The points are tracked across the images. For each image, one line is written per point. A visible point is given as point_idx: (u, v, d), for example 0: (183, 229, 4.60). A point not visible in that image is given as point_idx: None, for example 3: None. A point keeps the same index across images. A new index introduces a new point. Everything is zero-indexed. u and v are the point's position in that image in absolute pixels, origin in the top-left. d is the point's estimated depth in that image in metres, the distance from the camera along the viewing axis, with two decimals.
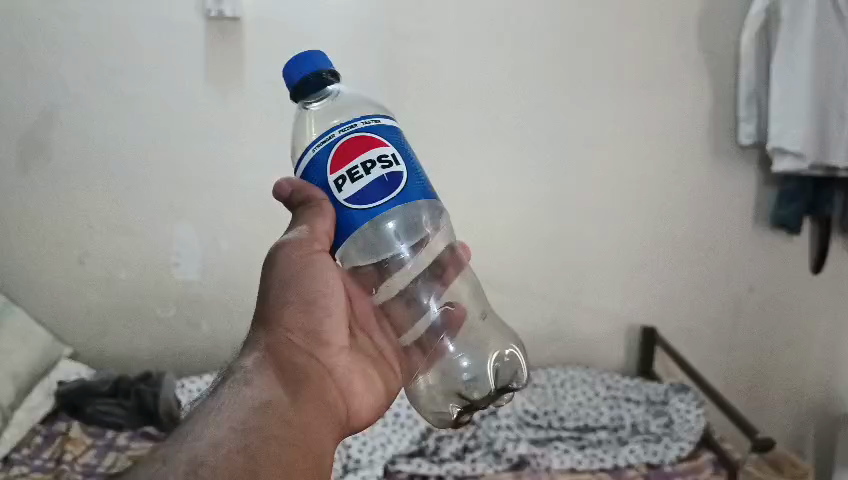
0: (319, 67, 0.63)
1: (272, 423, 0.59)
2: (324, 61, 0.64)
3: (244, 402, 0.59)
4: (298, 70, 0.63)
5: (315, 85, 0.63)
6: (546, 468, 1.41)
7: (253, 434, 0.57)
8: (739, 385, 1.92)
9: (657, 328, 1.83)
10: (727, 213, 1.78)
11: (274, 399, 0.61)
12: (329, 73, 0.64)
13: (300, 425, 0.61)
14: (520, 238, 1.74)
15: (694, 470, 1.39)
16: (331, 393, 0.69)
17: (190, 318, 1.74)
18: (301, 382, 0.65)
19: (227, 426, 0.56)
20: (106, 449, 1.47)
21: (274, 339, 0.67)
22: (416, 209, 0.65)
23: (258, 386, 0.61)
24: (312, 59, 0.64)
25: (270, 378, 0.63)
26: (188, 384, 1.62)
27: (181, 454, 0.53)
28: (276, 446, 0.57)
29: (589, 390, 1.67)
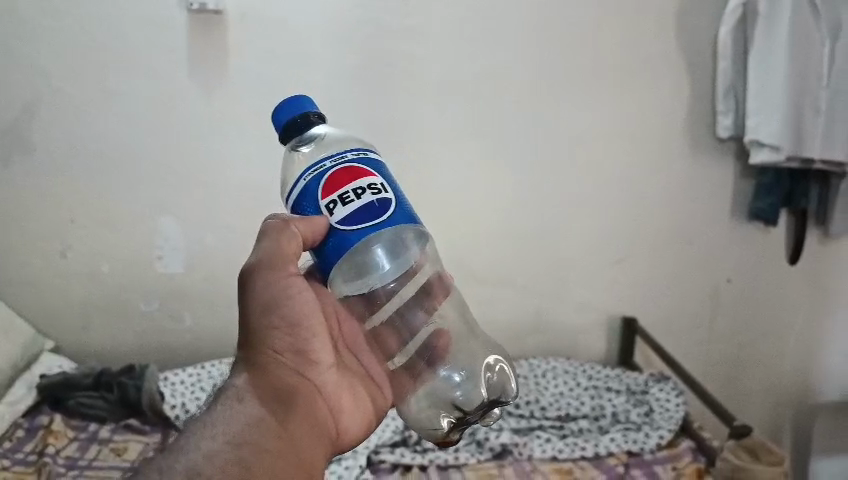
0: (304, 109, 0.67)
1: (264, 437, 0.61)
2: (310, 104, 0.68)
3: (238, 416, 0.61)
4: (283, 114, 0.67)
5: (303, 127, 0.66)
6: (528, 457, 1.43)
7: (246, 447, 0.59)
8: (718, 376, 1.94)
9: (637, 319, 1.85)
10: (706, 206, 1.80)
11: (266, 415, 0.63)
12: (315, 115, 0.67)
13: (292, 441, 0.63)
14: (503, 231, 1.75)
15: (672, 458, 1.42)
16: (321, 410, 0.71)
17: (173, 312, 1.73)
18: (291, 399, 0.67)
19: (221, 440, 0.59)
20: (89, 442, 1.47)
21: (262, 357, 0.68)
22: (402, 232, 0.66)
23: (250, 402, 0.63)
24: (300, 103, 0.68)
25: (262, 395, 0.65)
26: (171, 377, 1.59)
27: (179, 465, 0.55)
28: (270, 460, 0.59)
29: (570, 380, 1.68)
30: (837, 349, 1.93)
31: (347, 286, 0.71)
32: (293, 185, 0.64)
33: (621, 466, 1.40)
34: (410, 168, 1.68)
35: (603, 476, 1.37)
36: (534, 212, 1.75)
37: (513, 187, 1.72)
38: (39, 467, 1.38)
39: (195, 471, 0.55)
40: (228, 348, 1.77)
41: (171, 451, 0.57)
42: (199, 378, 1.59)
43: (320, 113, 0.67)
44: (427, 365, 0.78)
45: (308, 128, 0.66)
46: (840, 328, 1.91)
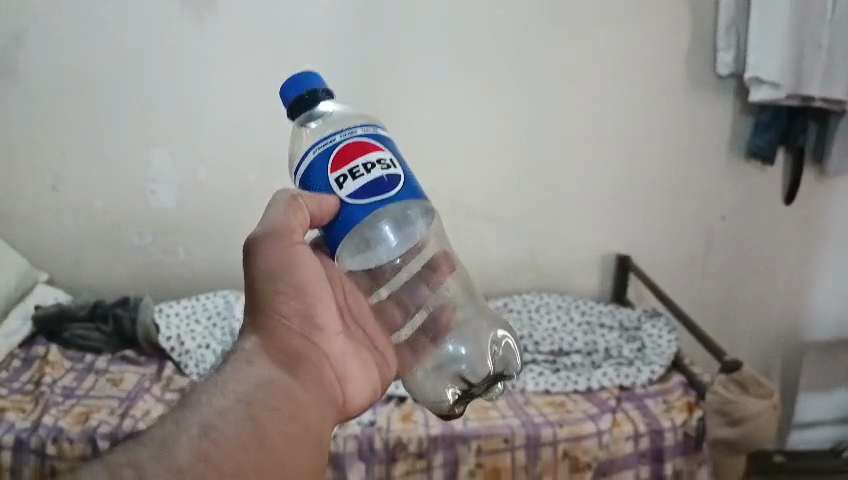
0: (311, 85, 0.65)
1: (274, 398, 0.61)
2: (318, 80, 0.66)
3: (251, 373, 0.62)
4: (290, 90, 0.65)
5: (310, 104, 0.65)
6: (521, 390, 1.45)
7: (259, 406, 0.60)
8: (710, 314, 1.95)
9: (631, 257, 1.85)
10: (703, 144, 1.79)
11: (278, 374, 0.63)
12: (323, 92, 0.66)
13: (303, 403, 0.63)
14: (499, 167, 1.74)
15: (663, 392, 1.43)
16: (329, 377, 0.69)
17: (167, 246, 1.73)
18: (300, 363, 0.66)
19: (232, 398, 0.59)
20: (85, 373, 1.48)
21: (271, 322, 0.66)
22: (409, 207, 0.64)
23: (261, 361, 0.63)
24: (307, 78, 0.66)
25: (273, 355, 0.64)
26: (165, 309, 1.60)
27: (191, 417, 0.56)
28: (281, 418, 0.60)
29: (563, 316, 1.69)
30: (829, 288, 1.94)
31: (351, 259, 0.70)
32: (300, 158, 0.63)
33: (613, 399, 1.42)
34: (405, 104, 1.66)
35: (595, 409, 1.39)
36: (530, 148, 1.74)
37: (510, 124, 1.71)
38: (35, 397, 1.39)
39: (211, 423, 0.56)
40: (223, 280, 1.77)
41: (183, 404, 0.57)
42: (194, 311, 1.60)
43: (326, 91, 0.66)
44: (431, 339, 0.75)
45: (313, 105, 0.65)
46: (832, 268, 1.92)
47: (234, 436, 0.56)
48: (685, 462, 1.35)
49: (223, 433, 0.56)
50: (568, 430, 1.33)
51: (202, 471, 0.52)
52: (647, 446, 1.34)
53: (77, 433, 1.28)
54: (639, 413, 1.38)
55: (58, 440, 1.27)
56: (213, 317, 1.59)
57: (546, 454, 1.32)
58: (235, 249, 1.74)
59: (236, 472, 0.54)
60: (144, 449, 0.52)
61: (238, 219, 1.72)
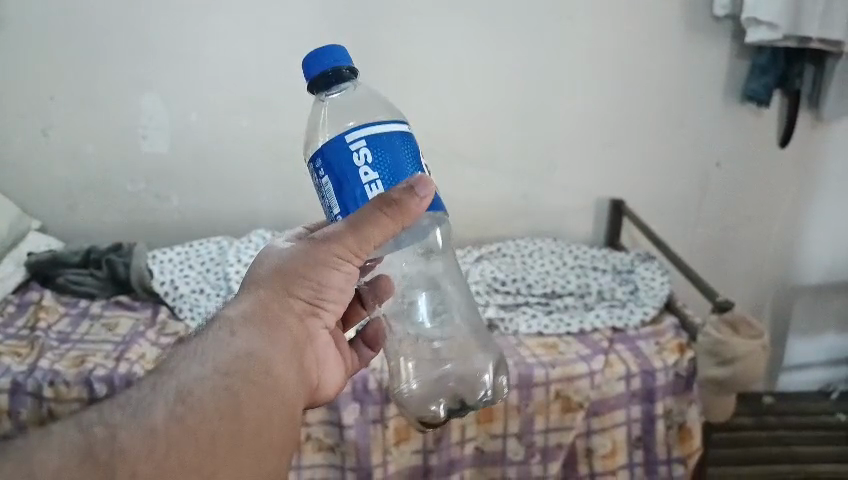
0: (339, 63, 0.60)
1: (257, 372, 0.56)
2: (343, 54, 0.61)
3: (228, 342, 0.57)
4: (318, 64, 0.60)
5: (333, 82, 0.61)
6: (514, 332, 1.47)
7: (236, 376, 0.54)
8: (703, 258, 1.95)
9: (625, 201, 1.85)
10: (700, 88, 1.78)
11: (262, 348, 0.58)
12: (347, 69, 0.61)
13: (282, 380, 0.58)
14: (493, 111, 1.73)
15: (655, 334, 1.44)
16: (312, 362, 0.66)
17: (160, 191, 1.72)
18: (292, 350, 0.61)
19: (210, 366, 0.54)
20: (80, 318, 1.49)
21: (279, 291, 0.63)
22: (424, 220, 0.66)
23: (246, 331, 0.58)
24: (332, 53, 0.61)
25: (260, 328, 0.59)
26: (159, 255, 1.60)
27: (168, 380, 0.52)
28: (259, 389, 0.55)
29: (556, 259, 1.70)
30: (823, 233, 1.94)
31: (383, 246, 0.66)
32: (358, 126, 0.57)
33: (605, 341, 1.43)
34: (399, 48, 1.64)
35: (587, 351, 1.40)
36: (525, 92, 1.72)
37: (503, 68, 1.69)
38: (31, 341, 1.39)
39: (188, 389, 0.52)
40: (215, 227, 1.77)
41: (161, 371, 0.53)
42: (187, 257, 1.61)
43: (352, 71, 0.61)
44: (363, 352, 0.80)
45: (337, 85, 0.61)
46: (826, 213, 1.92)
47: (211, 403, 0.52)
48: (676, 401, 1.37)
49: (200, 399, 0.51)
50: (560, 371, 1.34)
51: (179, 434, 0.49)
52: (639, 387, 1.36)
53: (73, 377, 1.29)
54: (632, 354, 1.39)
55: (54, 383, 1.27)
56: (206, 262, 1.59)
57: (539, 395, 1.33)
58: (228, 194, 1.74)
59: (212, 440, 0.50)
60: (118, 409, 0.49)
61: (228, 164, 1.71)
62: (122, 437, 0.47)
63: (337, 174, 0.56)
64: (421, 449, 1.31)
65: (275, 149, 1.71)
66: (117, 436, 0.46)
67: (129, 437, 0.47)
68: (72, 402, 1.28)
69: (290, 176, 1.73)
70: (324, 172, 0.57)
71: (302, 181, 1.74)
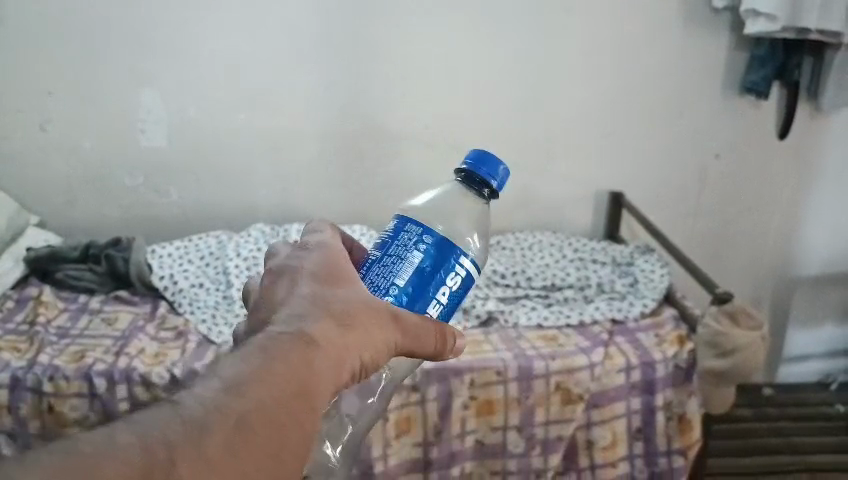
0: (496, 180, 0.58)
1: (313, 426, 0.45)
2: (502, 179, 0.59)
3: (304, 361, 0.46)
4: (482, 161, 0.58)
5: (474, 182, 0.59)
6: (513, 324, 1.47)
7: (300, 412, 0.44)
8: (703, 250, 1.95)
9: (625, 193, 1.85)
10: (699, 80, 1.78)
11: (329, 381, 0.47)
12: (491, 190, 0.59)
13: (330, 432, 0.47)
14: (492, 104, 1.73)
15: (655, 326, 1.44)
16: None
17: (158, 186, 1.71)
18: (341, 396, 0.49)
19: (274, 400, 0.43)
20: (79, 313, 1.48)
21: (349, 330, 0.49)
22: None
23: (320, 353, 0.47)
24: (495, 167, 0.58)
25: (331, 356, 0.48)
26: (158, 249, 1.61)
27: (231, 405, 0.42)
28: (312, 437, 0.45)
29: (555, 253, 1.70)
30: (821, 224, 1.95)
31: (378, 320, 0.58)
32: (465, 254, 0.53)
33: (605, 333, 1.43)
34: (398, 41, 1.65)
35: (587, 343, 1.40)
36: (525, 85, 1.72)
37: (502, 60, 1.69)
38: (30, 336, 1.38)
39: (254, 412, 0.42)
40: (214, 221, 1.76)
41: (229, 386, 0.43)
42: (187, 251, 1.62)
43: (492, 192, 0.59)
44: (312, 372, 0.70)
45: (473, 191, 0.59)
46: (825, 205, 1.93)
47: (261, 452, 0.41)
48: (675, 393, 1.37)
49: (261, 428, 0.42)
50: (560, 363, 1.34)
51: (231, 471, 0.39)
52: (638, 378, 1.36)
53: (73, 371, 1.29)
54: (631, 346, 1.39)
55: (54, 378, 1.28)
56: (206, 257, 1.60)
57: (539, 387, 1.33)
58: (227, 189, 1.73)
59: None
60: (174, 419, 0.41)
61: (227, 159, 1.71)
62: (177, 463, 0.38)
63: (432, 266, 0.51)
64: (422, 441, 1.31)
65: (274, 143, 1.70)
66: (173, 456, 0.38)
67: (184, 461, 0.38)
68: (72, 395, 1.28)
69: (289, 169, 1.73)
70: (420, 249, 0.51)
71: (301, 175, 1.74)
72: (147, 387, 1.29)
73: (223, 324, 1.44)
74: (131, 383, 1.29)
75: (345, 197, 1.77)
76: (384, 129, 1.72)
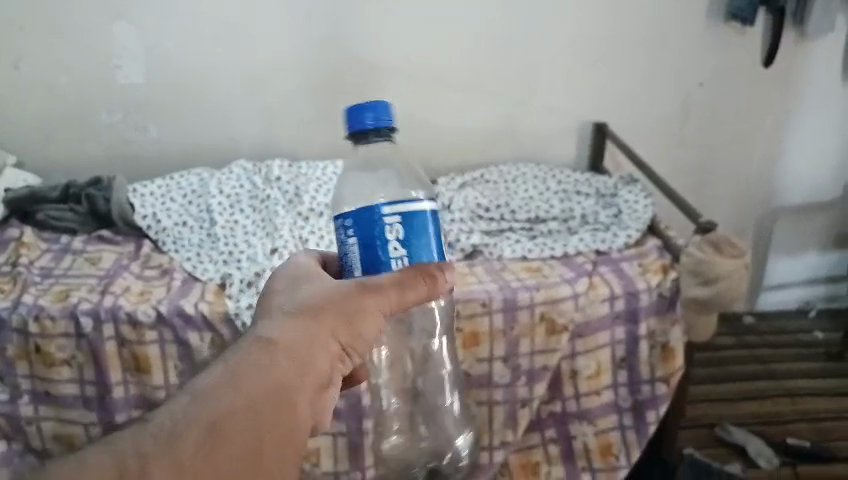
0: (382, 125, 0.62)
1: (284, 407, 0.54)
2: (386, 111, 0.63)
3: (269, 364, 0.55)
4: (360, 118, 0.62)
5: (367, 138, 0.63)
6: (498, 257, 1.47)
7: (267, 413, 0.53)
8: (688, 180, 1.94)
9: (609, 124, 1.83)
10: (685, 7, 1.75)
11: (296, 377, 0.56)
12: (388, 130, 0.63)
13: (307, 421, 0.56)
14: (476, 33, 1.70)
15: (639, 255, 1.46)
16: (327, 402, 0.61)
17: (138, 123, 1.68)
18: (321, 386, 0.59)
19: (240, 394, 0.53)
20: (62, 254, 1.47)
21: (315, 329, 0.59)
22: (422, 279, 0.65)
23: (280, 356, 0.56)
24: (376, 113, 0.62)
25: (294, 355, 0.57)
26: (139, 188, 1.59)
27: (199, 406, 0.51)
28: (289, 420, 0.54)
29: (540, 185, 1.69)
30: (804, 153, 1.95)
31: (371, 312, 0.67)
32: (402, 202, 0.58)
33: (589, 264, 1.44)
34: None
35: (571, 273, 1.41)
36: (509, 13, 1.69)
37: None
38: (13, 277, 1.37)
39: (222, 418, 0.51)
40: (195, 158, 1.73)
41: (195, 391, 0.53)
42: (169, 190, 1.60)
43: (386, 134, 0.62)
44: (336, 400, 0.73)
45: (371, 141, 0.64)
46: (808, 133, 1.93)
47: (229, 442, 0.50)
48: (658, 321, 1.39)
49: (230, 431, 0.51)
50: (544, 293, 1.35)
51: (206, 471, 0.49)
52: (622, 308, 1.38)
53: (58, 310, 1.30)
54: (615, 276, 1.40)
55: (39, 318, 1.29)
56: (190, 196, 1.59)
57: (523, 317, 1.35)
58: (208, 125, 1.70)
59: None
60: (148, 435, 0.49)
61: (207, 94, 1.68)
62: (149, 467, 0.47)
63: (363, 236, 0.57)
64: None
65: (256, 79, 1.68)
66: (145, 466, 0.47)
67: (156, 466, 0.47)
68: (59, 335, 1.30)
69: (272, 106, 1.71)
70: (350, 232, 0.58)
71: (284, 109, 1.71)
72: (134, 326, 1.30)
73: (208, 262, 1.44)
74: (117, 322, 1.30)
75: (330, 133, 1.74)
76: (366, 61, 1.69)
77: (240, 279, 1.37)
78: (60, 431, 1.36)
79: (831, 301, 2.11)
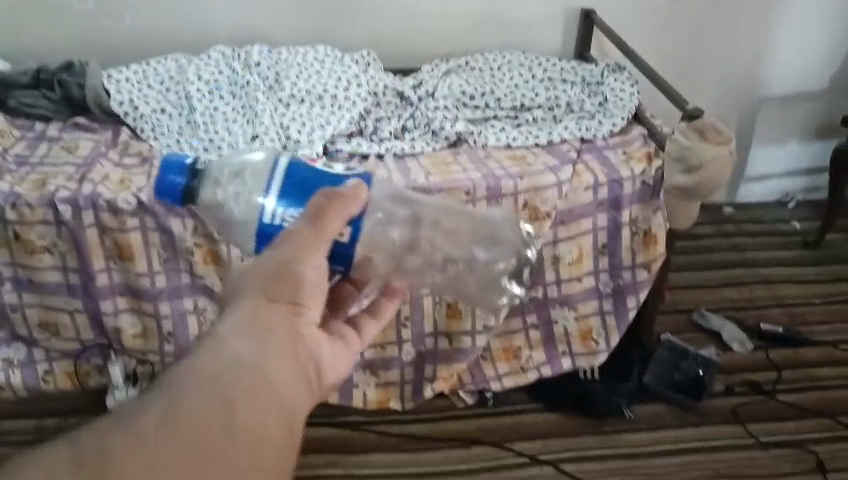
0: (183, 171, 0.66)
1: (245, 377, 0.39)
2: (172, 162, 0.66)
3: (213, 353, 0.39)
4: (171, 188, 0.66)
5: (196, 187, 0.66)
6: (482, 145, 1.46)
7: (220, 392, 0.37)
8: (673, 72, 1.92)
9: (597, 12, 1.79)
10: None
11: (250, 349, 0.41)
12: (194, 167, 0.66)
13: (288, 393, 0.41)
14: None
15: (623, 144, 1.45)
16: (311, 365, 0.45)
17: (110, 8, 1.62)
18: (294, 347, 0.44)
19: (179, 383, 0.37)
20: (37, 142, 1.44)
21: (256, 301, 0.45)
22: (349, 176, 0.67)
23: (226, 340, 0.41)
24: (172, 174, 0.66)
25: (243, 330, 0.42)
26: (115, 73, 1.51)
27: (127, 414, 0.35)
28: (258, 393, 0.38)
29: (526, 71, 1.66)
30: (792, 41, 1.93)
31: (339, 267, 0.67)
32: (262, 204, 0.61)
33: (573, 152, 1.44)
34: None
35: (555, 162, 1.40)
36: None
37: None
38: None
39: (143, 427, 0.34)
40: (171, 45, 1.68)
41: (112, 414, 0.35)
42: (145, 76, 1.52)
43: (182, 184, 0.65)
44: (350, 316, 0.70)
45: (200, 186, 0.66)
46: (797, 23, 1.91)
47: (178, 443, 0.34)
48: (641, 209, 1.40)
49: (172, 426, 0.34)
50: (528, 181, 1.35)
51: None
52: (606, 195, 1.38)
53: (35, 198, 1.27)
54: (599, 164, 1.40)
55: (17, 206, 1.27)
56: (167, 82, 1.52)
57: (507, 204, 1.35)
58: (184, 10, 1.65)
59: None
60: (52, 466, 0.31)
61: None
62: None
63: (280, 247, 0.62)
64: None
65: None
66: None
67: None
68: (38, 223, 1.29)
69: None
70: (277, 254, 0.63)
71: None
72: (114, 214, 1.29)
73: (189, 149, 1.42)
74: (97, 209, 1.28)
75: (311, 19, 1.69)
76: None
77: None
78: (46, 319, 1.39)
79: (810, 193, 2.15)
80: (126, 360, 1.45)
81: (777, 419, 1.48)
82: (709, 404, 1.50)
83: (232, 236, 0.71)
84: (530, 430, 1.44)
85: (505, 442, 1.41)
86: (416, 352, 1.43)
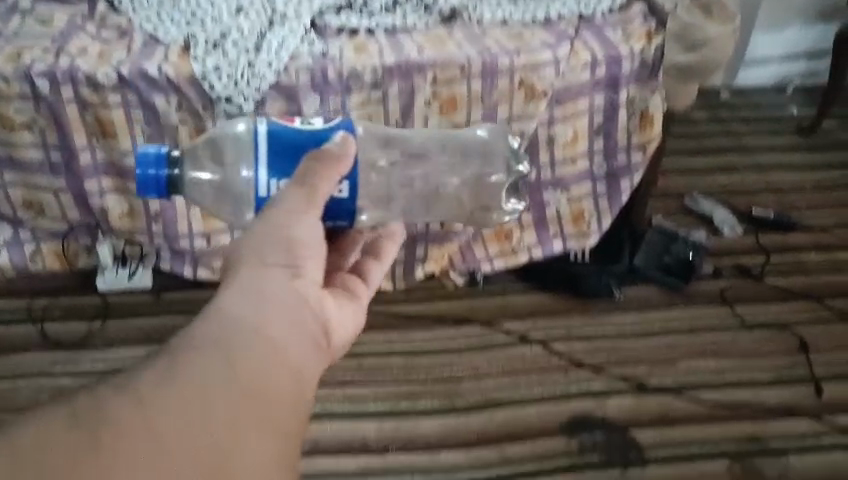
0: (162, 167, 0.66)
1: (249, 336, 0.47)
2: (145, 162, 0.66)
3: (221, 318, 0.48)
4: (156, 186, 0.67)
5: (179, 178, 0.68)
6: (477, 21, 1.40)
7: (229, 347, 0.46)
8: None
9: None
10: None
11: (252, 308, 0.50)
12: (169, 161, 0.67)
13: (290, 348, 0.49)
14: None
15: (625, 20, 1.38)
16: (313, 322, 0.54)
17: None
18: (295, 304, 0.53)
19: (197, 341, 0.46)
20: (10, 14, 1.36)
21: (255, 267, 0.53)
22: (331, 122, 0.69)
23: (232, 304, 0.50)
24: (151, 173, 0.66)
25: (245, 295, 0.51)
26: None
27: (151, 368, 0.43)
28: (264, 348, 0.47)
29: None
30: None
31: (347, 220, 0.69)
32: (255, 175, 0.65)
33: (572, 28, 1.37)
34: None
35: (552, 39, 1.33)
36: None
37: None
38: None
39: (157, 378, 0.42)
40: None
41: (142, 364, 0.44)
42: None
43: (170, 174, 0.67)
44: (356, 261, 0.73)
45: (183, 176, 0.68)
46: None
47: (198, 386, 0.43)
48: (638, 89, 1.36)
49: (184, 379, 0.43)
50: (524, 59, 1.29)
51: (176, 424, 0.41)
52: (603, 75, 1.33)
53: (11, 71, 1.22)
54: (597, 40, 1.34)
55: None
56: None
57: (502, 83, 1.30)
58: None
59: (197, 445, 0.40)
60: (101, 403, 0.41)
61: None
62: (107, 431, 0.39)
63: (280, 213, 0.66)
64: None
65: None
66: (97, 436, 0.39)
67: (114, 430, 0.39)
68: (16, 98, 1.24)
69: None
70: None
71: None
72: (95, 89, 1.24)
73: (166, 23, 1.34)
74: (76, 84, 1.23)
75: None
76: None
77: (204, 40, 1.28)
78: (29, 198, 1.36)
79: (807, 79, 2.11)
80: (114, 241, 1.43)
81: (763, 301, 1.50)
82: (697, 287, 1.52)
83: (206, 205, 0.75)
84: (519, 310, 1.46)
85: (495, 322, 1.43)
86: (409, 234, 1.39)
